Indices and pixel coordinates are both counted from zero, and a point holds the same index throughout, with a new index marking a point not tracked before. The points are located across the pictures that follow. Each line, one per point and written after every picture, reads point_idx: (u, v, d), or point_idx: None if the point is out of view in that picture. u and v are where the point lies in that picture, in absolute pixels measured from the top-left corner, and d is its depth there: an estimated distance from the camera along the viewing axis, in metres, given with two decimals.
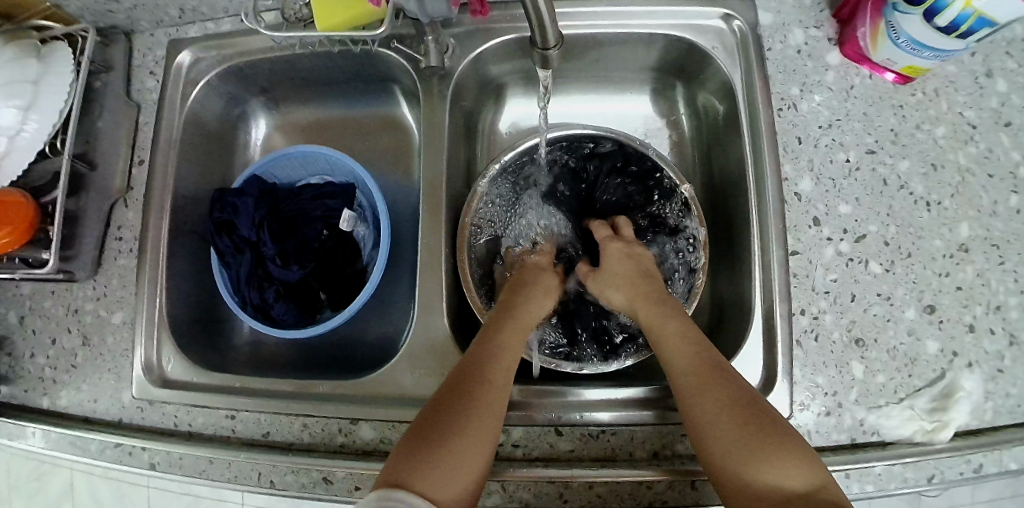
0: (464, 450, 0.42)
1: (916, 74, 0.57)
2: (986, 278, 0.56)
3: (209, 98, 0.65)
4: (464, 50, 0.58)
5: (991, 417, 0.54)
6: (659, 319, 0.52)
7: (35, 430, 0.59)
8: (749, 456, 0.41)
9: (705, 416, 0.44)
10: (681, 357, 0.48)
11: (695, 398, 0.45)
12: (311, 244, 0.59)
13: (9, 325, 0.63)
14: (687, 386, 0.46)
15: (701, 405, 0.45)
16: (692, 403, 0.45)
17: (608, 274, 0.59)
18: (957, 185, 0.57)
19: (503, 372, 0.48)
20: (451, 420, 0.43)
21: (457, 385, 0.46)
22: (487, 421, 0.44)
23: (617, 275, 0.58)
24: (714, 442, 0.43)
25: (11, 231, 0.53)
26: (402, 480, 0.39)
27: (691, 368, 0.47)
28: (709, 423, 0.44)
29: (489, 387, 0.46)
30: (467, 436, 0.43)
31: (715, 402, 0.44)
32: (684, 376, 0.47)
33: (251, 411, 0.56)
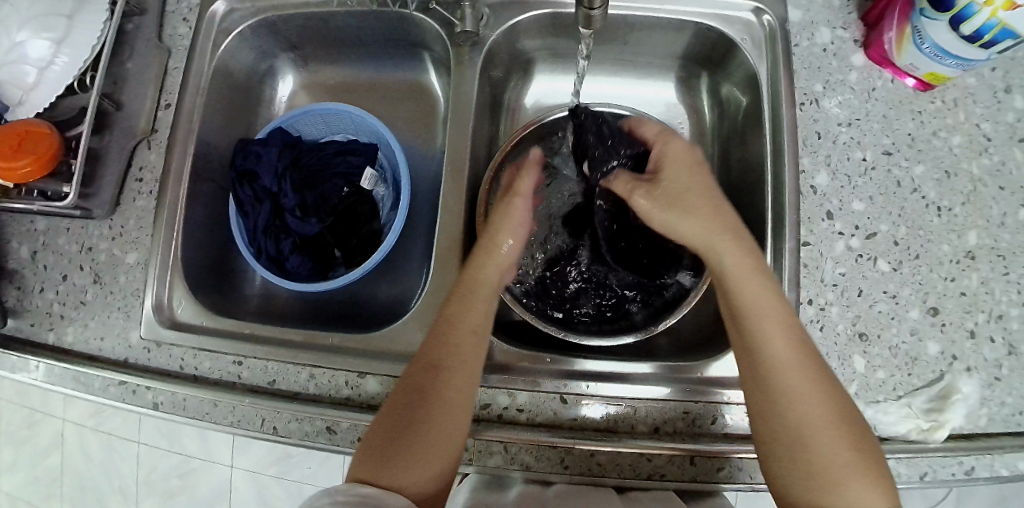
0: (431, 439, 0.44)
1: (938, 82, 0.58)
2: (990, 287, 0.57)
3: (240, 49, 0.65)
4: (499, 21, 0.59)
5: (985, 423, 0.54)
6: (760, 313, 0.45)
7: (39, 364, 0.60)
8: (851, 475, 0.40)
9: (816, 424, 0.42)
10: (786, 343, 0.44)
11: (803, 402, 0.43)
12: (330, 199, 0.61)
13: (21, 258, 0.63)
14: (796, 387, 0.43)
15: (810, 410, 0.42)
16: (801, 404, 0.42)
17: (675, 191, 0.51)
18: (969, 193, 0.58)
19: (469, 352, 0.48)
20: (415, 411, 0.45)
21: (419, 375, 0.47)
22: (450, 410, 0.45)
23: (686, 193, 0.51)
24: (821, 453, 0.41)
25: (31, 160, 0.54)
26: (370, 477, 0.42)
27: (799, 364, 0.43)
28: (817, 429, 0.42)
29: (450, 372, 0.46)
30: (432, 425, 0.44)
31: (825, 412, 0.42)
32: (795, 373, 0.43)
33: (258, 358, 0.56)
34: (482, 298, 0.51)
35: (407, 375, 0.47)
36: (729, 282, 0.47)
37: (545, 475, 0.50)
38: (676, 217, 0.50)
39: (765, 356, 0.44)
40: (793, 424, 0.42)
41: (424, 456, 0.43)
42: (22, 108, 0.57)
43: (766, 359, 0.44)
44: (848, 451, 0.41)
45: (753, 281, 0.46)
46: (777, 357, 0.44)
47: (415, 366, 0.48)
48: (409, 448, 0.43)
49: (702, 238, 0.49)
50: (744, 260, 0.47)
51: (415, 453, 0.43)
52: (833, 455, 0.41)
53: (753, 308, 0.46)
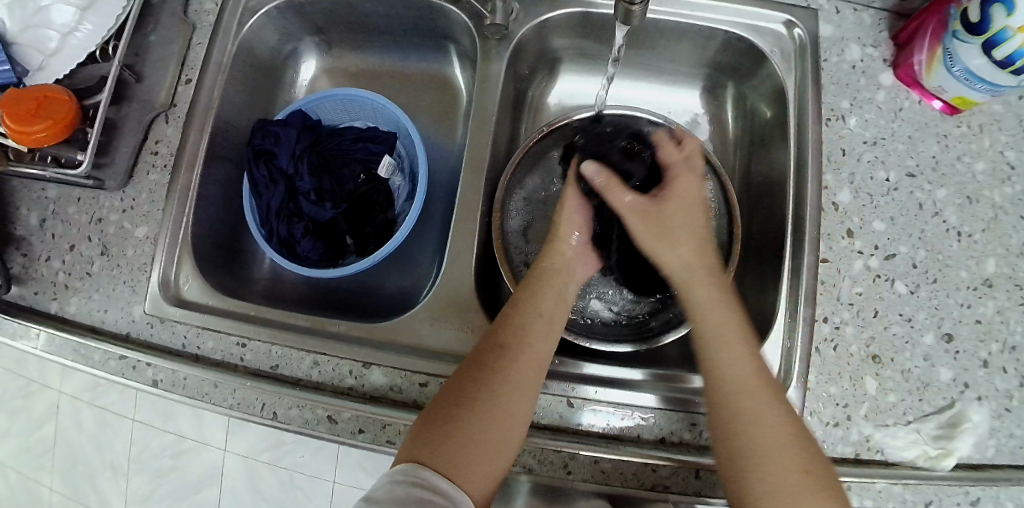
0: (480, 438, 0.43)
1: (965, 106, 0.58)
2: (1006, 316, 0.56)
3: (265, 28, 0.65)
4: (528, 17, 0.58)
5: (993, 454, 0.54)
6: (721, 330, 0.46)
7: (40, 332, 0.59)
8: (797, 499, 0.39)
9: (771, 450, 0.41)
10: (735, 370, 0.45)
11: (755, 426, 0.42)
12: (346, 185, 0.60)
13: (29, 225, 0.63)
14: (749, 410, 0.43)
15: (761, 438, 0.42)
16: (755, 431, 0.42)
17: (665, 217, 0.52)
18: (990, 221, 0.58)
19: (528, 344, 0.47)
20: (474, 394, 0.45)
21: (481, 358, 0.47)
22: (513, 400, 0.44)
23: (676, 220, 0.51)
24: (762, 479, 0.40)
25: (47, 126, 0.53)
26: (421, 458, 0.42)
27: (759, 393, 0.44)
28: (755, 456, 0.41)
29: (513, 365, 0.46)
30: (490, 411, 0.44)
31: (771, 432, 0.42)
32: (739, 392, 0.44)
33: (262, 342, 0.55)
34: (551, 286, 0.52)
35: (469, 358, 0.48)
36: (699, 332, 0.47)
37: (547, 479, 0.49)
38: (650, 239, 0.51)
39: (720, 390, 0.45)
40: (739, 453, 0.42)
41: (478, 444, 0.43)
42: (42, 73, 0.56)
43: (715, 373, 0.45)
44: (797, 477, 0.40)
45: (722, 318, 0.47)
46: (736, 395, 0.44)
47: (479, 346, 0.48)
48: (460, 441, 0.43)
49: (688, 265, 0.49)
50: (716, 297, 0.48)
51: (471, 440, 0.43)
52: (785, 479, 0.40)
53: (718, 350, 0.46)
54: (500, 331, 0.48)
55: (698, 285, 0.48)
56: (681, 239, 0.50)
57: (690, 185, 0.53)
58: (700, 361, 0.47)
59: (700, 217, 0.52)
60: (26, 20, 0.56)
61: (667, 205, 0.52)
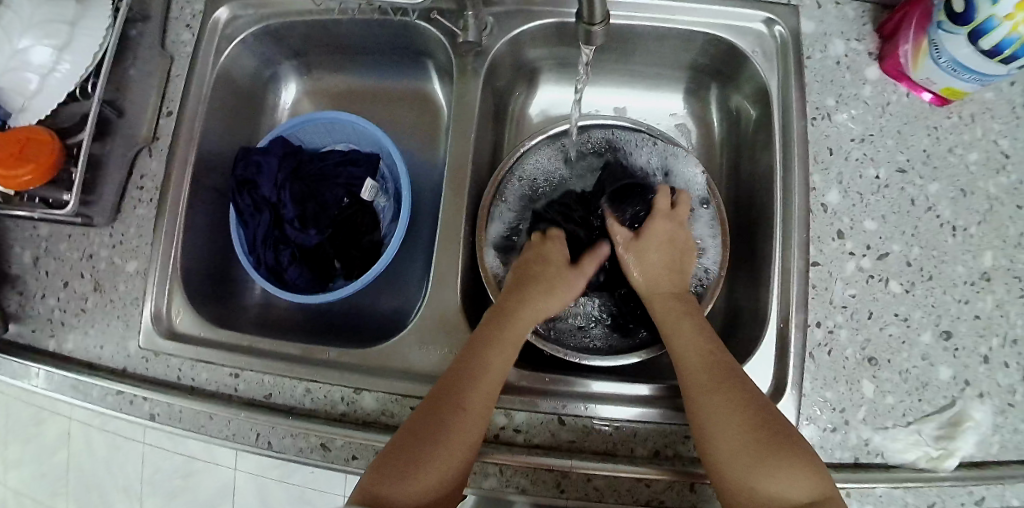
0: (429, 476, 0.42)
1: (955, 97, 0.56)
2: (1006, 310, 0.55)
3: (243, 55, 0.65)
4: (503, 30, 0.58)
5: (997, 451, 0.53)
6: (676, 324, 0.52)
7: (39, 371, 0.60)
8: (760, 461, 0.42)
9: (719, 418, 0.44)
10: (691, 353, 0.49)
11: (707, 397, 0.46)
12: (330, 209, 0.60)
13: (22, 264, 0.63)
14: (696, 385, 0.47)
15: (718, 412, 0.45)
16: (702, 403, 0.46)
17: (644, 246, 0.57)
18: (985, 213, 0.56)
19: (492, 378, 0.47)
20: (436, 426, 0.44)
21: (447, 389, 0.47)
22: (469, 433, 0.45)
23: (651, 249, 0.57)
24: (724, 446, 0.44)
25: (33, 168, 0.53)
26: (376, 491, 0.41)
27: (708, 369, 0.47)
28: (715, 428, 0.44)
29: (470, 405, 0.45)
30: (449, 442, 0.44)
31: (726, 407, 0.45)
32: (697, 376, 0.47)
33: (254, 371, 0.55)
34: (517, 325, 0.52)
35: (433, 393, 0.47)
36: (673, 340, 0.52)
37: (541, 499, 0.49)
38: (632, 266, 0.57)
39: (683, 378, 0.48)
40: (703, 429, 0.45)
41: (426, 480, 0.42)
42: (25, 114, 0.56)
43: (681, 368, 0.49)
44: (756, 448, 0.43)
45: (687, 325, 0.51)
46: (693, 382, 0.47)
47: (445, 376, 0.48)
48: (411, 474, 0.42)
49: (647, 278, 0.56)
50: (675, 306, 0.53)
51: (424, 477, 0.42)
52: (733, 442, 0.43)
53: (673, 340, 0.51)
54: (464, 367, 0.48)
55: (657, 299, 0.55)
56: (647, 264, 0.56)
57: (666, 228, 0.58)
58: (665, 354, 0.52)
59: (673, 252, 0.57)
60: (7, 63, 0.56)
61: (643, 238, 0.57)
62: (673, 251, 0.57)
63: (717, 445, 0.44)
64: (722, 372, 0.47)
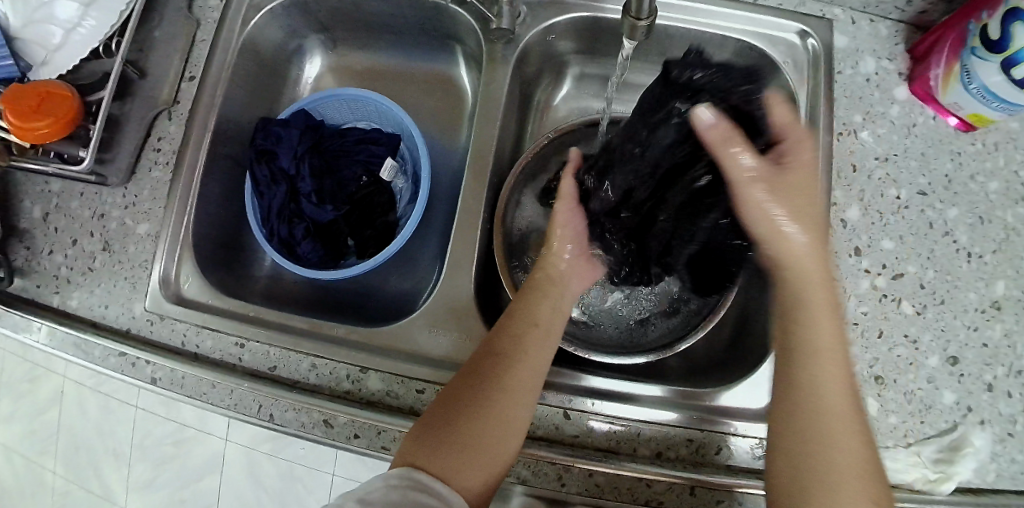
0: (472, 447, 0.43)
1: (981, 124, 0.56)
2: (1014, 340, 0.55)
3: (270, 25, 0.64)
4: (536, 20, 0.57)
5: (993, 479, 0.53)
6: (817, 301, 0.43)
7: (41, 326, 0.59)
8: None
9: (828, 434, 0.40)
10: (826, 348, 0.42)
11: (819, 400, 0.41)
12: (347, 187, 0.60)
13: (32, 218, 0.63)
14: (828, 381, 0.41)
15: (853, 444, 0.39)
16: (808, 396, 0.41)
17: (783, 189, 0.45)
18: (1001, 242, 0.56)
19: (523, 357, 0.46)
20: (471, 402, 0.45)
21: (478, 366, 0.46)
22: (507, 413, 0.44)
23: (790, 187, 0.45)
24: (838, 484, 0.38)
25: (50, 122, 0.53)
26: (416, 460, 0.42)
27: (834, 367, 0.41)
28: (838, 459, 0.39)
29: (510, 372, 0.45)
30: (486, 422, 0.43)
31: (847, 427, 0.40)
32: (834, 388, 0.41)
33: (261, 343, 0.55)
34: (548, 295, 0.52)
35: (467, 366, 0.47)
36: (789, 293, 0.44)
37: (541, 490, 0.49)
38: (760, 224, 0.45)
39: (818, 387, 0.41)
40: (828, 458, 0.39)
41: (472, 451, 0.43)
42: (45, 68, 0.56)
43: (804, 374, 0.42)
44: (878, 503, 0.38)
45: (813, 291, 0.43)
46: (830, 394, 0.41)
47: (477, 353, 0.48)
48: (452, 446, 0.43)
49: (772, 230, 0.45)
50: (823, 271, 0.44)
51: (467, 446, 0.43)
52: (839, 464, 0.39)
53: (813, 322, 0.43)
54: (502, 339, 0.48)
55: (811, 263, 0.44)
56: (797, 218, 0.45)
57: (807, 153, 0.45)
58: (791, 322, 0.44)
59: (799, 191, 0.45)
60: (30, 15, 0.55)
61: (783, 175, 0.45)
62: (812, 196, 0.46)
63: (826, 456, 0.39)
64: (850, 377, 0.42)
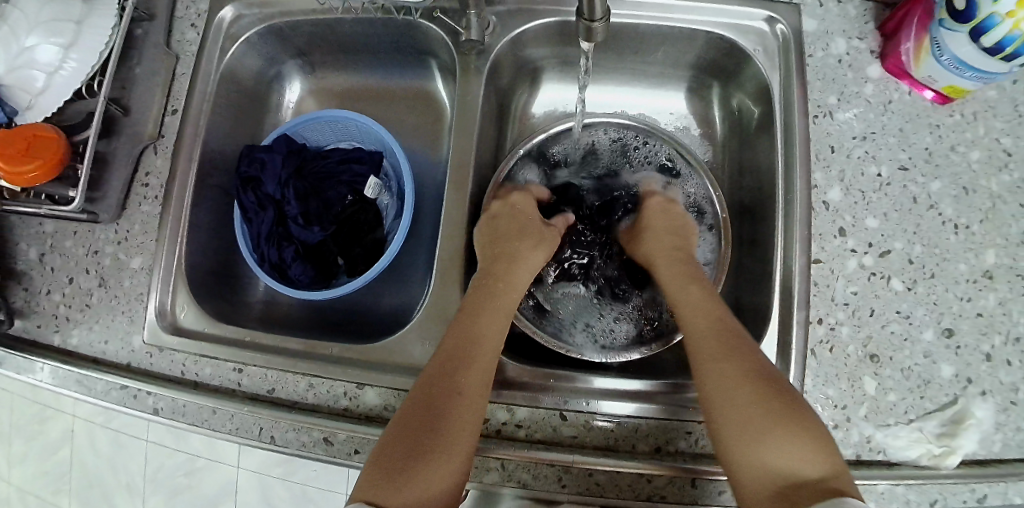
0: (428, 473, 0.41)
1: (957, 95, 0.56)
2: (1008, 308, 0.55)
3: (248, 54, 0.66)
4: (505, 29, 0.58)
5: (999, 450, 0.52)
6: (683, 287, 0.53)
7: (44, 366, 0.60)
8: (763, 429, 0.42)
9: (720, 384, 0.45)
10: (701, 324, 0.50)
11: (717, 366, 0.46)
12: (333, 207, 0.61)
13: (29, 260, 0.64)
14: (705, 344, 0.48)
15: (733, 377, 0.45)
16: (707, 368, 0.46)
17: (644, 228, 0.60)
18: (988, 211, 0.56)
19: (479, 372, 0.47)
20: (429, 426, 0.44)
21: (430, 387, 0.46)
22: (470, 425, 0.45)
23: (651, 229, 0.59)
24: (724, 416, 0.44)
25: (39, 165, 0.54)
26: (375, 495, 0.39)
27: (712, 335, 0.48)
28: (721, 397, 0.44)
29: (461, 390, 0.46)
30: (439, 446, 0.43)
31: (733, 374, 0.45)
32: (704, 344, 0.48)
33: (258, 367, 0.56)
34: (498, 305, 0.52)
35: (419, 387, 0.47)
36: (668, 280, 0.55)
37: (541, 493, 0.49)
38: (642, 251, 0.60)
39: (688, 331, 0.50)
40: (730, 398, 0.44)
41: (429, 475, 0.41)
42: (31, 112, 0.57)
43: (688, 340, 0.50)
44: (760, 409, 0.43)
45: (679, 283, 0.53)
46: (709, 350, 0.47)
47: (434, 367, 0.48)
48: (410, 474, 0.41)
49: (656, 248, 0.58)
50: (681, 270, 0.55)
51: (422, 470, 0.41)
52: (745, 409, 0.43)
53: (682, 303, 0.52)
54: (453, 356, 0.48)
55: (664, 268, 0.56)
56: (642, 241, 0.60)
57: (660, 214, 0.60)
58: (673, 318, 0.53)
59: (670, 231, 0.59)
60: (11, 63, 0.56)
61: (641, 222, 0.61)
62: (678, 230, 0.59)
63: (728, 407, 0.44)
64: (730, 337, 0.47)
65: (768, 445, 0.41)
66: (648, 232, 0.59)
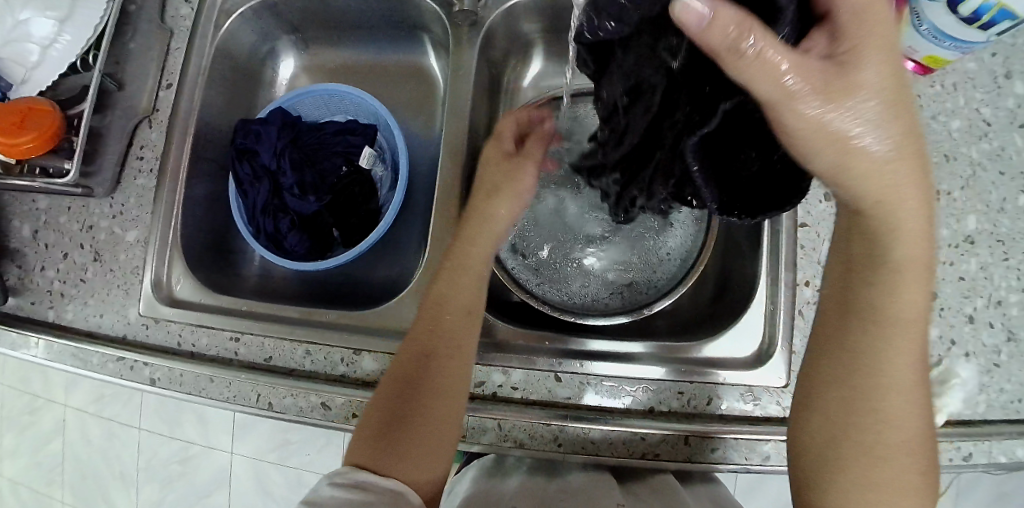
0: (421, 450, 0.46)
1: (937, 65, 0.58)
2: (989, 272, 0.56)
3: (242, 30, 0.66)
4: (498, 1, 0.59)
5: (983, 410, 0.54)
6: (907, 300, 0.38)
7: (39, 341, 0.60)
8: (897, 493, 0.40)
9: (891, 445, 0.39)
10: (904, 363, 0.39)
11: (891, 423, 0.39)
12: (328, 179, 0.61)
13: (22, 237, 0.64)
14: (896, 392, 0.39)
15: (898, 447, 0.39)
16: (887, 423, 0.39)
17: (856, 83, 0.32)
18: (969, 178, 0.58)
19: (460, 348, 0.48)
20: (416, 407, 0.47)
21: (410, 369, 0.48)
22: (454, 406, 0.47)
23: (861, 89, 0.32)
24: (874, 473, 0.40)
25: (34, 136, 0.54)
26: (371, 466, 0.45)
27: (908, 385, 0.39)
28: (880, 449, 0.40)
29: (446, 371, 0.47)
30: (430, 425, 0.46)
31: (903, 437, 0.39)
32: (899, 394, 0.39)
33: (255, 335, 0.56)
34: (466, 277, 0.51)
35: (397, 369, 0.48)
36: (877, 259, 0.37)
37: (539, 452, 0.50)
38: (827, 151, 0.33)
39: (885, 368, 0.39)
40: (879, 464, 0.40)
41: (427, 454, 0.46)
42: (26, 86, 0.57)
43: (880, 373, 0.39)
44: (911, 475, 0.39)
45: (911, 289, 0.38)
46: (889, 400, 0.39)
47: (405, 352, 0.49)
48: (406, 454, 0.46)
49: (887, 193, 0.34)
50: (919, 246, 0.36)
51: (415, 446, 0.46)
52: (896, 474, 0.39)
53: (888, 323, 0.38)
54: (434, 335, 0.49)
55: (903, 220, 0.35)
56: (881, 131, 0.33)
57: (874, 46, 0.33)
58: (866, 327, 0.39)
59: (884, 91, 0.33)
60: (7, 36, 0.58)
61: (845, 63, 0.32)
62: (899, 90, 0.33)
63: (884, 467, 0.39)
64: (919, 385, 0.39)
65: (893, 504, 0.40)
66: (843, 94, 0.32)
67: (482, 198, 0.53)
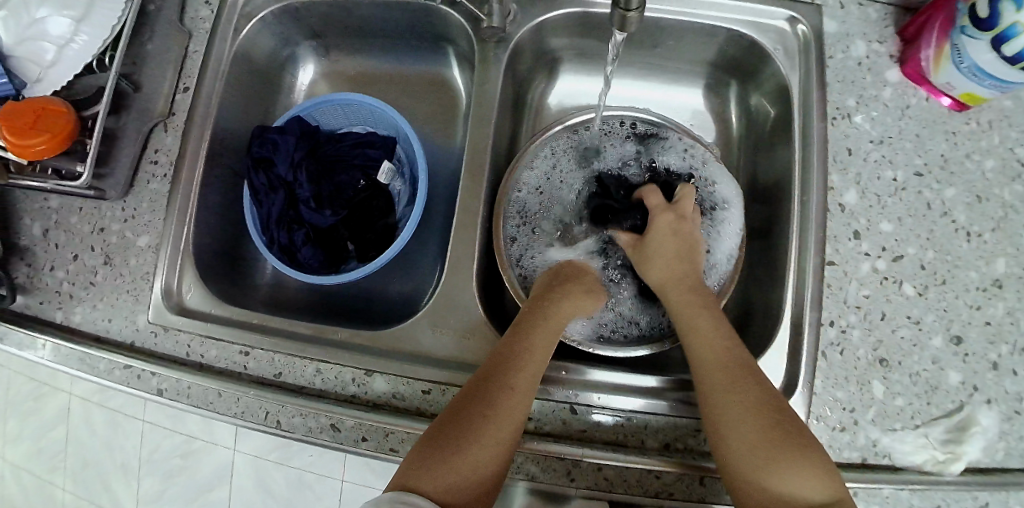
0: (464, 467, 0.43)
1: (974, 103, 0.56)
2: (1016, 317, 0.55)
3: (262, 34, 0.65)
4: (526, 18, 0.58)
5: (1003, 458, 0.52)
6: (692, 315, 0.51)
7: (46, 343, 0.59)
8: (771, 459, 0.42)
9: (728, 415, 0.44)
10: (712, 354, 0.48)
11: (725, 398, 0.45)
12: (344, 192, 0.60)
13: (32, 235, 0.63)
14: (716, 377, 0.46)
15: (732, 411, 0.44)
16: (717, 401, 0.45)
17: (653, 250, 0.56)
18: (1000, 219, 0.56)
19: (526, 378, 0.47)
20: (467, 422, 0.44)
21: (472, 389, 0.46)
22: (508, 429, 0.44)
23: (661, 251, 0.55)
24: (733, 445, 0.43)
25: (47, 138, 0.53)
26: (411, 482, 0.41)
27: (722, 367, 0.47)
28: (728, 422, 0.44)
29: (505, 393, 0.45)
30: (476, 443, 0.43)
31: (742, 406, 0.44)
32: (712, 375, 0.47)
33: (265, 350, 0.55)
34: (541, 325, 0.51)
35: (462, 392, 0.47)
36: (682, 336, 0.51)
37: (550, 486, 0.49)
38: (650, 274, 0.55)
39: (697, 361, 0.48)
40: (723, 437, 0.44)
41: (471, 472, 0.43)
42: (40, 85, 0.56)
43: (696, 365, 0.49)
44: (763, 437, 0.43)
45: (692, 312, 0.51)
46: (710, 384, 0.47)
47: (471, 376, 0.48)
48: (446, 465, 0.42)
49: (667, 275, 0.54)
50: (691, 298, 0.52)
51: (459, 465, 0.42)
52: (750, 440, 0.43)
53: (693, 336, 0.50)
54: (499, 358, 0.48)
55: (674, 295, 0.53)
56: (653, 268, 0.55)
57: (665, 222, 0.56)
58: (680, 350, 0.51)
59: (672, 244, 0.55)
60: (21, 33, 0.55)
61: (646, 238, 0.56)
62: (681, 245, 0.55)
63: (734, 436, 0.44)
64: (740, 368, 0.47)
65: (773, 474, 0.42)
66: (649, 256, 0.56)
67: (574, 299, 0.54)
